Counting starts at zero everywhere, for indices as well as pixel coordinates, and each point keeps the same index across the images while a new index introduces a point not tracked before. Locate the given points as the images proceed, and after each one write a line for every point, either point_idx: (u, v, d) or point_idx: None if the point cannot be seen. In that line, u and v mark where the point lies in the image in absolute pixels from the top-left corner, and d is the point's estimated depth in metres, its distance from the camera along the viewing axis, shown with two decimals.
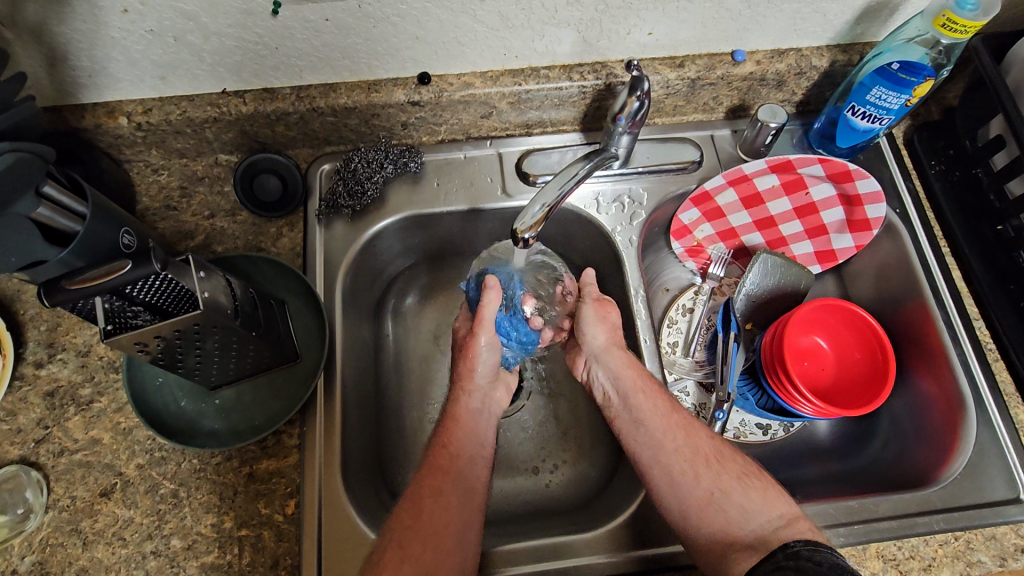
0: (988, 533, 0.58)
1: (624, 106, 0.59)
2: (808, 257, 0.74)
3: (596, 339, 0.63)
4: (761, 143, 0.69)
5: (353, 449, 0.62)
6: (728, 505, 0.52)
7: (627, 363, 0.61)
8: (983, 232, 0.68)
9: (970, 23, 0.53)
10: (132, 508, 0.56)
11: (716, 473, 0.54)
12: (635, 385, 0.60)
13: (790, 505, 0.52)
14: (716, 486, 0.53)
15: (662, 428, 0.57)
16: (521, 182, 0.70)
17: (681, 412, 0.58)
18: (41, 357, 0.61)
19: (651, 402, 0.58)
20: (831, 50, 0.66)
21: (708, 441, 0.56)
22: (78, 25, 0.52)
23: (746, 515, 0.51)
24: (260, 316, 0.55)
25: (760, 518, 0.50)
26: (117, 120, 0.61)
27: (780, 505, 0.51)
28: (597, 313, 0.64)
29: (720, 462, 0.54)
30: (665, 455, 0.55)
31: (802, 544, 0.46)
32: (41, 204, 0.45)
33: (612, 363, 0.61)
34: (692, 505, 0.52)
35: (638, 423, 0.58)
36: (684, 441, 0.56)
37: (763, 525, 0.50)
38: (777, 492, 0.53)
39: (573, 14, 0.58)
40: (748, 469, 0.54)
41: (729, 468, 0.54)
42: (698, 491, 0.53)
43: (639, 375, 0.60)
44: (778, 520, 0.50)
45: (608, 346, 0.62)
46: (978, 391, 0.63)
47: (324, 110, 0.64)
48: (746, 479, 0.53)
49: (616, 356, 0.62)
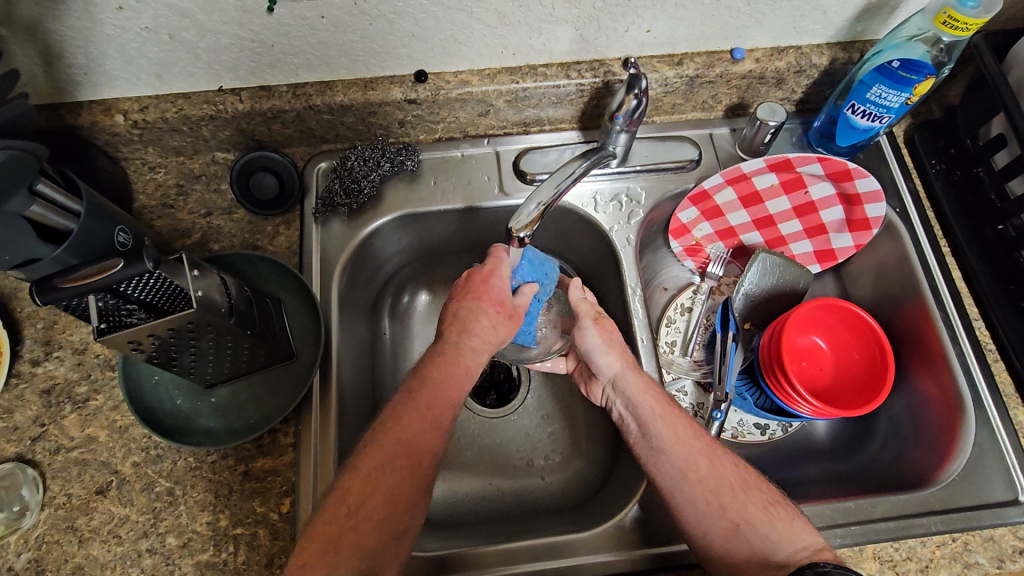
0: (985, 535, 0.58)
1: (622, 104, 0.59)
2: (807, 257, 0.74)
3: (610, 365, 0.59)
4: (759, 141, 0.69)
5: (349, 447, 0.62)
6: (755, 537, 0.51)
7: (646, 387, 0.58)
8: (983, 232, 0.67)
9: (971, 20, 0.53)
10: (128, 506, 0.56)
11: (741, 503, 0.52)
12: (654, 410, 0.57)
13: (815, 535, 0.51)
14: (742, 517, 0.52)
15: (685, 457, 0.54)
16: (519, 180, 0.70)
17: (703, 437, 0.55)
18: (37, 355, 0.61)
19: (672, 429, 0.56)
20: (830, 48, 0.66)
21: (733, 468, 0.54)
22: (73, 22, 0.52)
23: (773, 547, 0.50)
24: (255, 315, 0.55)
25: (787, 550, 0.50)
26: (113, 117, 0.61)
27: (804, 536, 0.50)
28: (603, 338, 0.60)
29: (744, 492, 0.53)
30: (688, 485, 0.53)
31: (832, 565, 0.46)
32: (34, 201, 0.45)
33: (629, 387, 0.58)
34: (716, 536, 0.52)
35: (659, 452, 0.55)
36: (707, 470, 0.53)
37: (790, 556, 0.49)
38: (800, 518, 0.52)
39: (571, 11, 0.57)
40: (772, 496, 0.53)
41: (754, 497, 0.52)
42: (723, 524, 0.52)
43: (658, 400, 0.57)
44: (803, 553, 0.50)
45: (624, 369, 0.59)
46: (977, 390, 0.63)
47: (320, 107, 0.63)
48: (772, 508, 0.52)
49: (634, 380, 0.58)
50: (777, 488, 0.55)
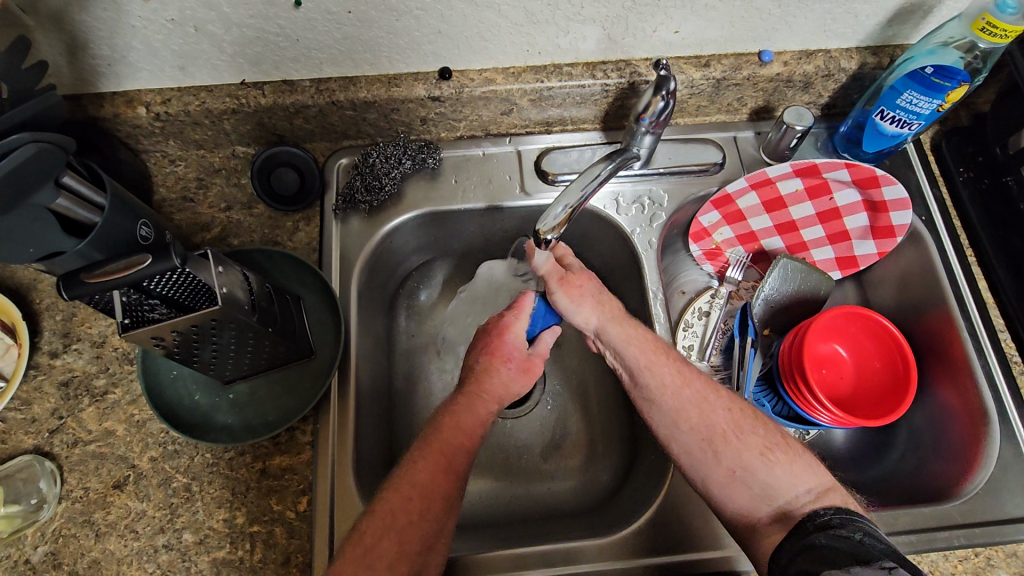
0: (1009, 550, 0.57)
1: (648, 106, 0.58)
2: (828, 263, 0.73)
3: (589, 322, 0.59)
4: (785, 146, 0.68)
5: (366, 446, 0.61)
6: (754, 482, 0.51)
7: (627, 335, 0.58)
8: (1012, 242, 0.66)
9: (1009, 28, 0.51)
10: (145, 501, 0.55)
11: (736, 450, 0.52)
12: (639, 360, 0.57)
13: (820, 475, 0.52)
14: (739, 464, 0.52)
15: (676, 407, 0.55)
16: (540, 180, 0.69)
17: (692, 385, 0.55)
18: (56, 347, 0.60)
19: (659, 378, 0.56)
20: (860, 52, 0.65)
21: (726, 415, 0.54)
22: (99, 13, 0.51)
23: (772, 491, 0.51)
24: (276, 311, 0.54)
25: (787, 494, 0.51)
26: (135, 110, 0.60)
27: (806, 479, 0.51)
28: (570, 297, 0.60)
29: (739, 438, 0.53)
30: (682, 434, 0.54)
31: (833, 514, 0.48)
32: (60, 194, 0.44)
33: (612, 339, 0.58)
34: (717, 483, 0.53)
35: (651, 402, 0.56)
36: (698, 419, 0.54)
37: (790, 500, 0.50)
38: (804, 461, 0.52)
39: (599, 11, 0.57)
40: (770, 439, 0.53)
41: (750, 443, 0.53)
42: (720, 470, 0.52)
43: (642, 348, 0.57)
44: (805, 496, 0.50)
45: (602, 323, 0.59)
46: (1002, 404, 0.62)
47: (342, 103, 0.63)
48: (769, 453, 0.52)
49: (616, 333, 0.58)
50: (778, 429, 0.55)
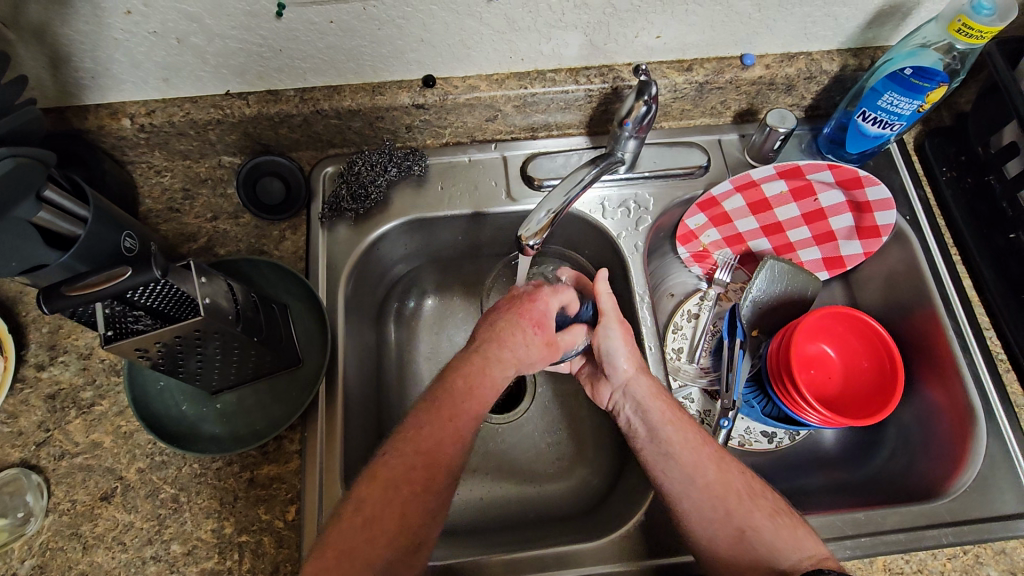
0: (997, 547, 0.58)
1: (631, 111, 0.58)
2: (815, 263, 0.73)
3: (624, 369, 0.60)
4: (769, 148, 0.68)
5: (355, 453, 0.61)
6: (760, 544, 0.51)
7: (656, 392, 0.59)
8: (995, 241, 0.67)
9: (985, 28, 0.52)
10: (133, 513, 0.55)
11: (747, 509, 0.53)
12: (664, 415, 0.58)
13: (819, 543, 0.51)
14: (748, 524, 0.52)
15: (693, 461, 0.55)
16: (526, 186, 0.69)
17: (710, 443, 0.57)
18: (42, 359, 0.60)
19: (683, 434, 0.57)
20: (841, 54, 0.65)
21: (740, 476, 0.55)
22: (80, 26, 0.51)
23: (777, 554, 0.50)
24: (261, 321, 0.54)
25: (791, 558, 0.49)
26: (120, 122, 0.61)
27: (810, 544, 0.50)
28: (625, 339, 0.60)
29: (751, 498, 0.53)
30: (694, 491, 0.54)
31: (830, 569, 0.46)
32: (42, 208, 0.44)
33: (641, 391, 0.59)
34: (721, 542, 0.52)
35: (668, 457, 0.56)
36: (715, 475, 0.54)
37: (792, 565, 0.49)
38: (808, 529, 0.52)
39: (580, 17, 0.57)
40: (777, 504, 0.54)
41: (761, 505, 0.53)
42: (728, 530, 0.52)
43: (668, 405, 0.58)
44: (807, 560, 0.49)
45: (637, 373, 0.60)
46: (987, 401, 0.62)
47: (327, 112, 0.63)
48: (777, 516, 0.52)
49: (645, 385, 0.59)
50: (781, 496, 0.55)
